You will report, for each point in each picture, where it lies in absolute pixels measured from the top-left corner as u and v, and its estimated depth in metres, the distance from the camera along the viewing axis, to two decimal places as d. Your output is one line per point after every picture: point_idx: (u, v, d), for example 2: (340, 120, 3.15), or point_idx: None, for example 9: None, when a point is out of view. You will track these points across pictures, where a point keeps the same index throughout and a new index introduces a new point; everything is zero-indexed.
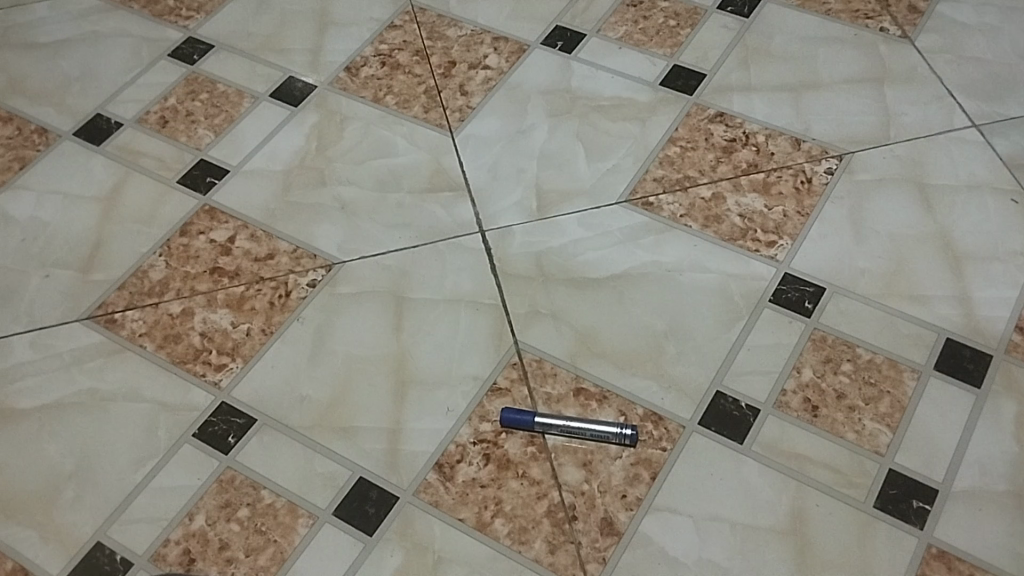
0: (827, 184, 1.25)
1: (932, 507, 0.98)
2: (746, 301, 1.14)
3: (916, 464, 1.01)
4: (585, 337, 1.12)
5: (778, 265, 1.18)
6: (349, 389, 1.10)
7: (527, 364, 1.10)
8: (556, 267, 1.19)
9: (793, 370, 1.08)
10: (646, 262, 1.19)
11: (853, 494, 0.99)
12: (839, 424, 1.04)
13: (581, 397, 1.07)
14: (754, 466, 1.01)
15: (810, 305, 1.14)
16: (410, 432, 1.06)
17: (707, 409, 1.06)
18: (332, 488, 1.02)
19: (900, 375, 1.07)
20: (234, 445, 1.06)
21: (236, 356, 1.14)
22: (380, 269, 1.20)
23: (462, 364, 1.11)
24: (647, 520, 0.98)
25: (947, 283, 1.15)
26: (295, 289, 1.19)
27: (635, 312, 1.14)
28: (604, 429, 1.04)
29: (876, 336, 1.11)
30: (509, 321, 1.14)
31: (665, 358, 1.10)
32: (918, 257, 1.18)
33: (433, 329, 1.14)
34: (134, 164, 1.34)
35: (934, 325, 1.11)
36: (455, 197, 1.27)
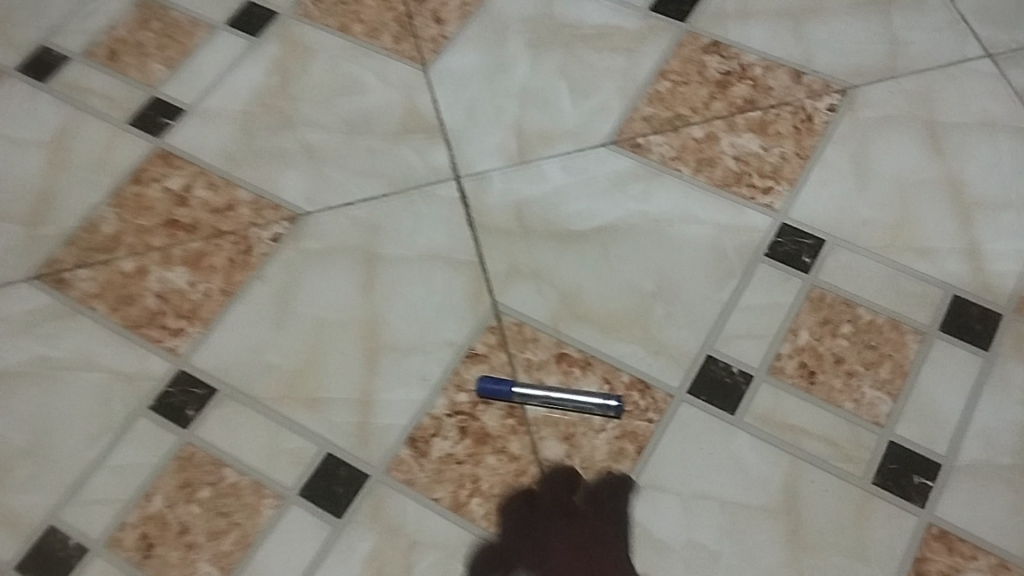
0: (829, 122, 1.16)
1: (934, 483, 0.92)
2: (739, 255, 1.07)
3: (918, 435, 0.95)
4: (569, 298, 1.05)
5: (775, 214, 1.09)
6: (316, 356, 1.03)
7: (506, 327, 1.03)
8: (537, 219, 1.11)
9: (789, 333, 1.02)
10: (634, 213, 1.11)
11: (851, 469, 0.94)
12: (837, 392, 0.98)
13: (563, 363, 1.01)
14: (746, 439, 0.95)
15: (809, 259, 1.06)
16: (381, 404, 1.00)
17: (697, 375, 0.99)
18: (298, 465, 0.96)
19: (903, 337, 1.01)
20: (193, 418, 1.00)
21: (194, 319, 1.06)
22: (348, 222, 1.11)
23: (437, 329, 1.04)
24: (632, 500, 0.93)
25: (955, 235, 1.07)
26: (258, 244, 1.10)
27: (621, 269, 1.07)
28: (587, 400, 0.97)
29: (878, 294, 1.04)
30: (486, 279, 1.07)
31: (653, 320, 1.03)
32: (925, 205, 1.10)
33: (406, 290, 1.07)
34: (83, 104, 1.24)
35: (941, 281, 1.04)
36: (429, 139, 1.18)
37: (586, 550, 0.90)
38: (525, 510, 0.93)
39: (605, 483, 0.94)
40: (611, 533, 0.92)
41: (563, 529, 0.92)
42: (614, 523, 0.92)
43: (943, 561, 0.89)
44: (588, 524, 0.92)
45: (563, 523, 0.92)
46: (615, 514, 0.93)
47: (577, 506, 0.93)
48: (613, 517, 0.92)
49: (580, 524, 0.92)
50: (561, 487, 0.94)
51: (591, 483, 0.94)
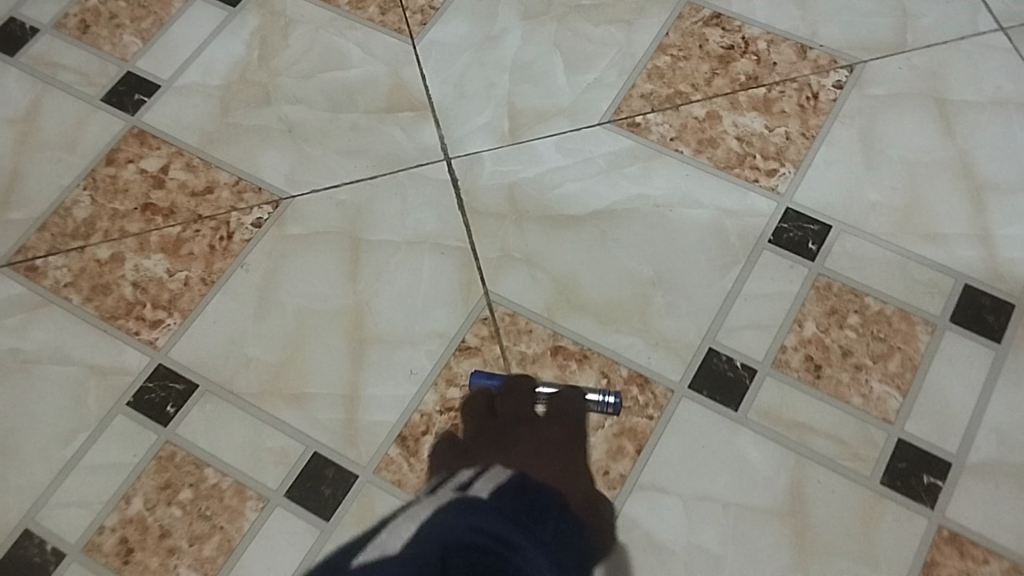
0: (836, 100, 1.11)
1: (944, 482, 0.89)
2: (742, 242, 1.02)
3: (928, 432, 0.92)
4: (564, 286, 1.00)
5: (779, 198, 1.05)
6: (301, 349, 0.98)
7: (499, 318, 0.99)
8: (530, 202, 1.05)
9: (794, 324, 0.98)
10: (632, 196, 1.06)
11: (858, 468, 0.90)
12: (844, 387, 0.94)
13: (559, 357, 0.97)
14: (749, 437, 0.92)
15: (815, 246, 1.02)
16: (369, 400, 0.95)
17: (699, 369, 0.95)
18: (283, 465, 0.93)
19: (912, 329, 0.97)
20: (173, 415, 0.96)
21: (173, 310, 1.01)
22: (333, 206, 1.06)
23: (427, 320, 0.99)
24: (632, 501, 0.90)
25: (966, 219, 1.03)
26: (238, 230, 1.05)
27: (618, 256, 1.02)
28: (590, 398, 0.93)
29: (887, 283, 0.99)
30: (478, 267, 1.02)
31: (653, 310, 0.99)
32: (935, 187, 1.05)
33: (394, 278, 1.02)
34: (53, 79, 1.18)
35: (952, 268, 1.00)
36: (417, 117, 1.12)
37: (548, 450, 0.88)
38: (488, 415, 0.92)
39: (565, 398, 0.93)
40: (575, 445, 0.90)
41: (524, 433, 0.89)
42: (574, 441, 0.90)
43: (954, 565, 0.86)
44: (549, 438, 0.90)
45: (524, 431, 0.89)
46: (575, 431, 0.91)
47: (540, 417, 0.92)
48: (574, 432, 0.91)
49: (542, 436, 0.90)
50: (523, 395, 0.93)
51: (553, 393, 0.94)
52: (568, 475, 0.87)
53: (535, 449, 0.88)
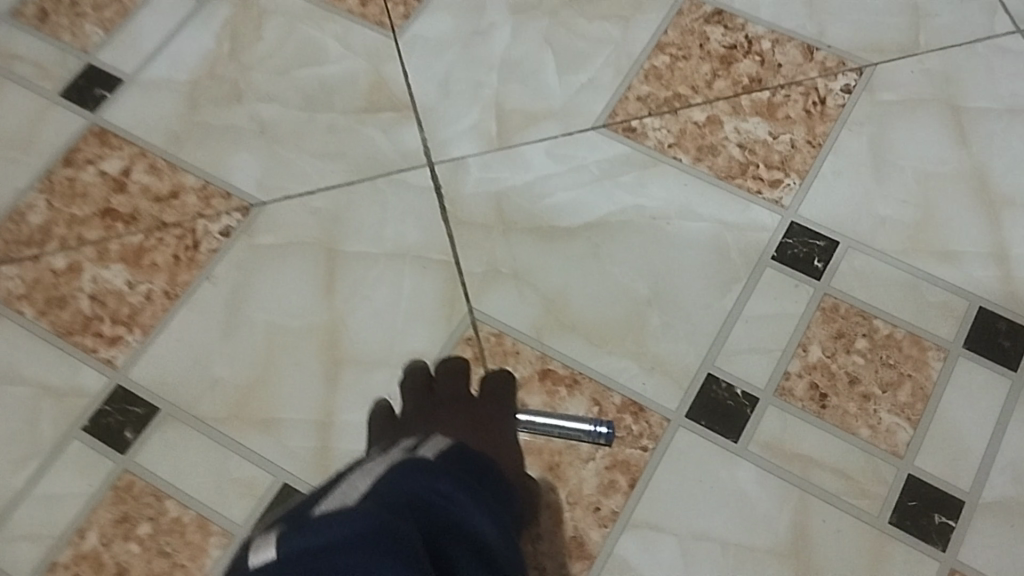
0: (844, 105, 1.04)
1: (957, 522, 0.84)
2: (744, 258, 0.96)
3: (940, 468, 0.86)
4: (554, 305, 0.94)
5: (783, 210, 0.98)
6: (270, 370, 0.92)
7: (484, 339, 0.92)
8: (518, 212, 0.99)
9: (798, 348, 0.91)
10: (626, 207, 0.99)
11: (866, 507, 0.85)
12: (851, 417, 0.88)
13: (548, 382, 0.90)
14: (750, 471, 0.86)
15: (821, 264, 0.95)
16: (343, 427, 0.89)
17: (696, 397, 0.89)
18: (250, 498, 0.86)
19: (924, 355, 0.91)
20: (132, 442, 0.89)
21: (133, 325, 0.94)
22: (307, 213, 0.99)
23: (406, 339, 0.93)
24: (624, 540, 0.84)
25: (981, 236, 0.97)
26: (205, 238, 0.98)
27: (612, 272, 0.96)
28: (571, 425, 0.88)
29: (897, 305, 0.93)
30: (463, 282, 0.95)
31: (648, 331, 0.93)
32: (948, 202, 0.99)
33: (372, 293, 0.95)
34: (8, 72, 1.10)
35: (965, 289, 0.94)
36: (398, 118, 1.05)
37: (482, 429, 0.84)
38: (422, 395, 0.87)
39: (498, 382, 0.88)
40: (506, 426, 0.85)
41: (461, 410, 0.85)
42: (509, 422, 0.85)
43: None
44: (483, 416, 0.85)
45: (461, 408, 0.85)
46: (510, 415, 0.86)
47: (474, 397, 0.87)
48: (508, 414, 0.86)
49: (475, 411, 0.85)
50: (459, 376, 0.88)
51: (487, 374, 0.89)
52: (504, 451, 0.82)
53: (474, 429, 0.83)
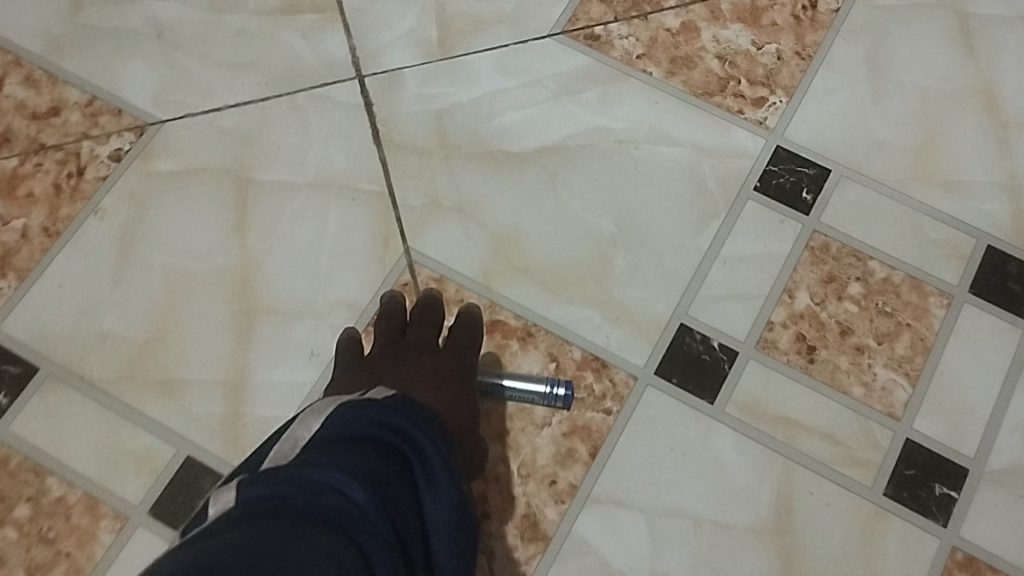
0: (837, 11, 0.91)
1: (960, 494, 0.74)
2: (723, 189, 0.83)
3: (942, 432, 0.76)
4: (505, 244, 0.81)
5: (768, 133, 0.85)
6: (171, 321, 0.78)
7: (423, 285, 0.79)
8: (462, 134, 0.85)
9: (783, 294, 0.80)
10: (588, 128, 0.86)
11: (858, 477, 0.74)
12: (842, 373, 0.78)
13: (497, 335, 0.78)
14: (727, 437, 0.75)
15: (809, 195, 0.83)
16: (257, 388, 0.76)
17: (667, 352, 0.78)
18: (148, 473, 0.74)
19: (925, 301, 0.80)
20: (6, 409, 0.75)
21: (6, 270, 0.80)
22: (214, 134, 0.84)
23: (332, 284, 0.80)
24: (584, 518, 0.73)
25: (990, 164, 0.85)
26: (92, 164, 0.83)
27: (572, 205, 0.83)
28: (528, 385, 0.75)
29: (895, 244, 0.82)
30: (398, 218, 0.81)
31: (612, 275, 0.80)
32: (954, 123, 0.86)
33: (291, 229, 0.81)
34: None
35: (972, 224, 0.82)
36: (321, 22, 0.89)
37: (442, 382, 0.71)
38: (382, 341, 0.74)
39: (466, 332, 0.75)
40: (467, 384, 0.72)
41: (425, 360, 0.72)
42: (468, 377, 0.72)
43: None
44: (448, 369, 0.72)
45: (423, 358, 0.73)
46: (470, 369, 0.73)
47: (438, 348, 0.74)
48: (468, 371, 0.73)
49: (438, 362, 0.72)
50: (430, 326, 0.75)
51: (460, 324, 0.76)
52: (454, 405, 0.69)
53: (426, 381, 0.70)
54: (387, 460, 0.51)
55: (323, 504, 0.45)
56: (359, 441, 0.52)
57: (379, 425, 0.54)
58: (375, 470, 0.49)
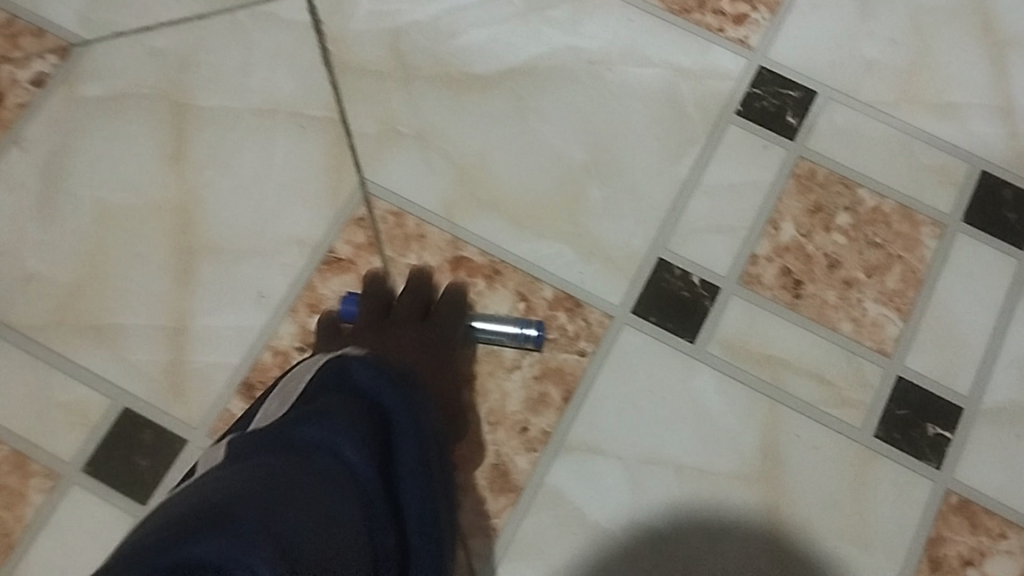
0: None
1: (954, 435, 0.70)
2: (703, 112, 0.77)
3: (935, 369, 0.71)
4: (468, 174, 0.75)
5: (750, 53, 0.79)
6: (103, 261, 0.71)
7: (380, 219, 0.73)
8: (420, 55, 0.78)
9: (768, 225, 0.75)
10: (557, 48, 0.79)
11: (847, 419, 0.70)
12: (830, 309, 0.73)
13: (462, 273, 0.72)
14: (709, 378, 0.71)
15: (795, 119, 0.77)
16: (199, 334, 0.70)
17: (645, 289, 0.72)
18: (82, 427, 0.67)
19: (917, 232, 0.75)
20: None
21: None
22: (146, 57, 0.77)
23: (279, 220, 0.73)
24: (557, 467, 0.68)
25: (985, 85, 0.80)
26: (11, 90, 0.75)
27: (540, 131, 0.76)
28: (500, 329, 0.70)
29: (886, 171, 0.77)
30: (352, 147, 0.75)
31: (585, 206, 0.74)
32: (948, 42, 0.81)
33: (234, 159, 0.74)
34: None
35: (966, 149, 0.77)
36: None
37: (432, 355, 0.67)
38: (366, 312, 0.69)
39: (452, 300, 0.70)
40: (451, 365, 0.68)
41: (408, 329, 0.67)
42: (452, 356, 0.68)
43: (965, 543, 0.67)
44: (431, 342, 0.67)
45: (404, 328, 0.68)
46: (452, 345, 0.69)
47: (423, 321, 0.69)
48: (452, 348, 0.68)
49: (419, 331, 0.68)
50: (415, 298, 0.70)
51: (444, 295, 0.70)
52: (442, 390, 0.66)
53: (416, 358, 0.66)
54: (377, 416, 0.48)
55: (313, 464, 0.42)
56: (352, 392, 0.48)
57: (366, 382, 0.50)
58: (364, 424, 0.46)
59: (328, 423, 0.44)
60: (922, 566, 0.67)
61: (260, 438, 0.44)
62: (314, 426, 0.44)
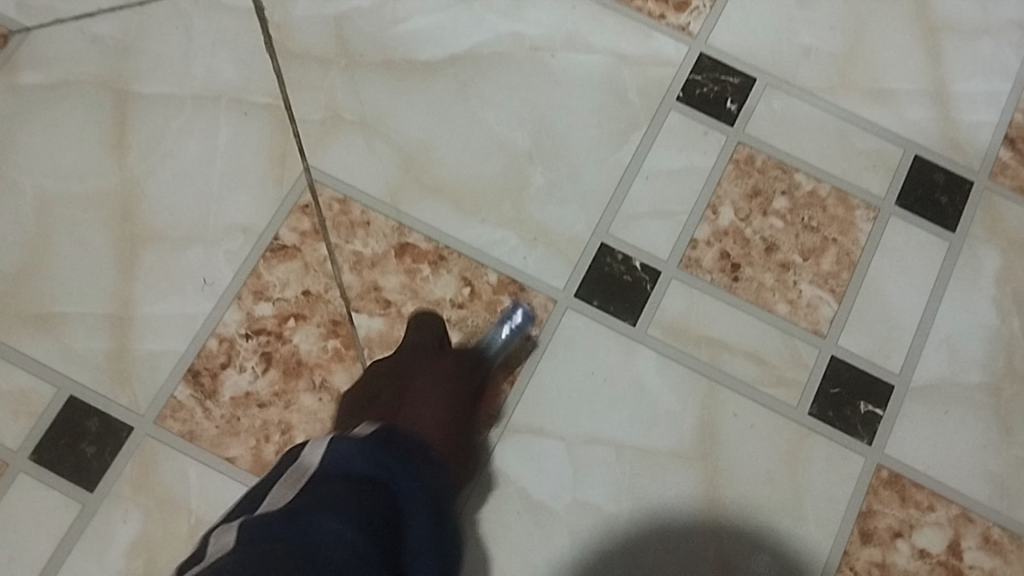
0: None
1: (885, 412, 0.72)
2: (644, 99, 0.79)
3: (867, 348, 0.74)
4: (413, 161, 0.76)
5: (690, 40, 0.81)
6: (47, 249, 0.71)
7: (325, 206, 0.74)
8: (364, 41, 0.78)
9: (707, 210, 0.76)
10: (501, 36, 0.80)
11: (782, 397, 0.72)
12: (767, 291, 0.75)
13: (407, 259, 0.73)
14: (649, 360, 0.72)
15: (734, 106, 0.79)
16: (145, 322, 0.70)
17: (587, 272, 0.74)
18: (27, 416, 0.68)
19: (851, 216, 0.77)
20: None
21: None
22: (88, 44, 0.76)
23: (224, 208, 0.73)
24: (502, 449, 0.70)
25: (918, 72, 0.82)
26: None
27: (484, 118, 0.77)
28: (503, 336, 0.70)
29: (822, 156, 0.79)
30: (296, 134, 0.75)
31: (528, 192, 0.76)
32: (883, 29, 0.83)
33: (176, 145, 0.74)
34: None
35: (899, 134, 0.80)
36: None
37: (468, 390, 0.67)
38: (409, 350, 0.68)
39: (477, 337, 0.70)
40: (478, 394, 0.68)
41: (431, 393, 0.65)
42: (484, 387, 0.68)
43: (895, 515, 0.70)
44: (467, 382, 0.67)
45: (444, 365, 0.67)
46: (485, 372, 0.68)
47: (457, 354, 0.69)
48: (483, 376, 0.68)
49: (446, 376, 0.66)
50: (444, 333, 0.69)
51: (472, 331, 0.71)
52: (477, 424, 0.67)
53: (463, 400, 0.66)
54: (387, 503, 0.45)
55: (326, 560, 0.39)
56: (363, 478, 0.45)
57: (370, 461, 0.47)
58: (374, 509, 0.43)
59: (339, 517, 0.41)
60: (854, 537, 0.69)
61: (275, 525, 0.41)
62: (329, 513, 0.41)
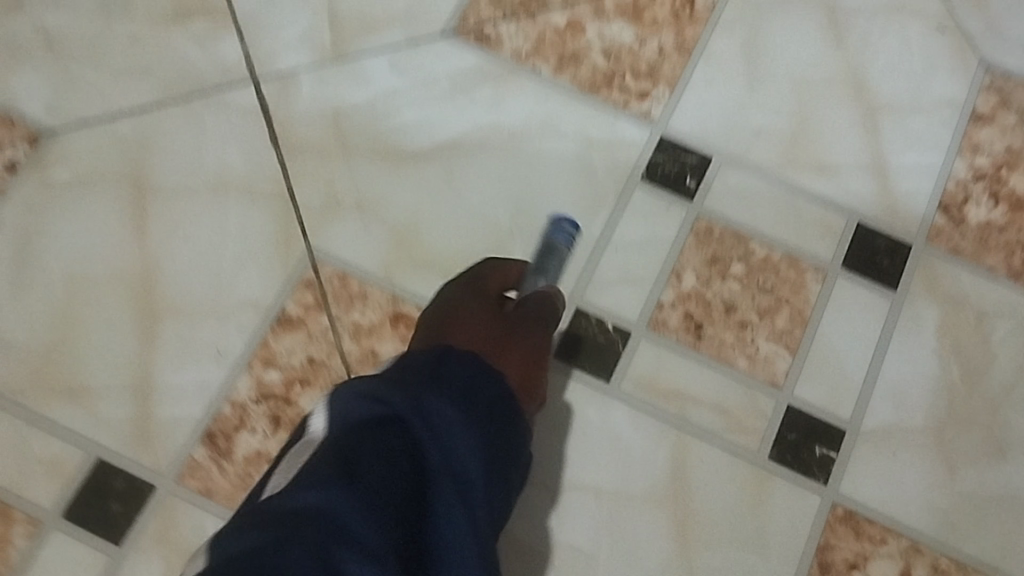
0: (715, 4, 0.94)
1: (838, 455, 0.80)
2: (612, 178, 0.87)
3: (820, 398, 0.81)
4: (405, 239, 0.84)
5: (653, 124, 0.89)
6: (76, 327, 0.79)
7: (327, 281, 0.82)
8: (359, 134, 0.87)
9: (671, 276, 0.84)
10: (481, 125, 0.88)
11: (744, 443, 0.80)
12: (728, 348, 0.83)
13: (401, 327, 0.81)
14: (623, 413, 0.80)
15: (693, 183, 0.88)
16: (166, 390, 0.77)
17: (564, 335, 0.81)
18: (59, 478, 0.75)
19: (802, 278, 0.85)
20: None
21: None
22: (112, 142, 0.85)
23: (236, 285, 0.81)
24: None
25: (859, 147, 0.91)
26: None
27: (468, 198, 0.86)
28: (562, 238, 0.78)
29: (773, 225, 0.87)
30: (299, 218, 0.84)
31: None
32: (827, 109, 0.92)
33: (192, 230, 0.83)
34: None
35: (843, 204, 0.88)
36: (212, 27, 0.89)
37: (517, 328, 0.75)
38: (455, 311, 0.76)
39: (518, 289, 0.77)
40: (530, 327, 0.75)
41: (480, 333, 0.73)
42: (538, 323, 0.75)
43: (849, 548, 0.77)
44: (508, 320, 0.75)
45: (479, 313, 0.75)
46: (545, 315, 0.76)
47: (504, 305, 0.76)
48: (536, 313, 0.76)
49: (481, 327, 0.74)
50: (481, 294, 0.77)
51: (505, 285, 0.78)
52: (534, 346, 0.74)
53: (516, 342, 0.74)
54: (385, 443, 0.51)
55: (308, 519, 0.45)
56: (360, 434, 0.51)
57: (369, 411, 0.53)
58: (359, 457, 0.49)
59: (321, 480, 0.47)
60: (812, 569, 0.76)
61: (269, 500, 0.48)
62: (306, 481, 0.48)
